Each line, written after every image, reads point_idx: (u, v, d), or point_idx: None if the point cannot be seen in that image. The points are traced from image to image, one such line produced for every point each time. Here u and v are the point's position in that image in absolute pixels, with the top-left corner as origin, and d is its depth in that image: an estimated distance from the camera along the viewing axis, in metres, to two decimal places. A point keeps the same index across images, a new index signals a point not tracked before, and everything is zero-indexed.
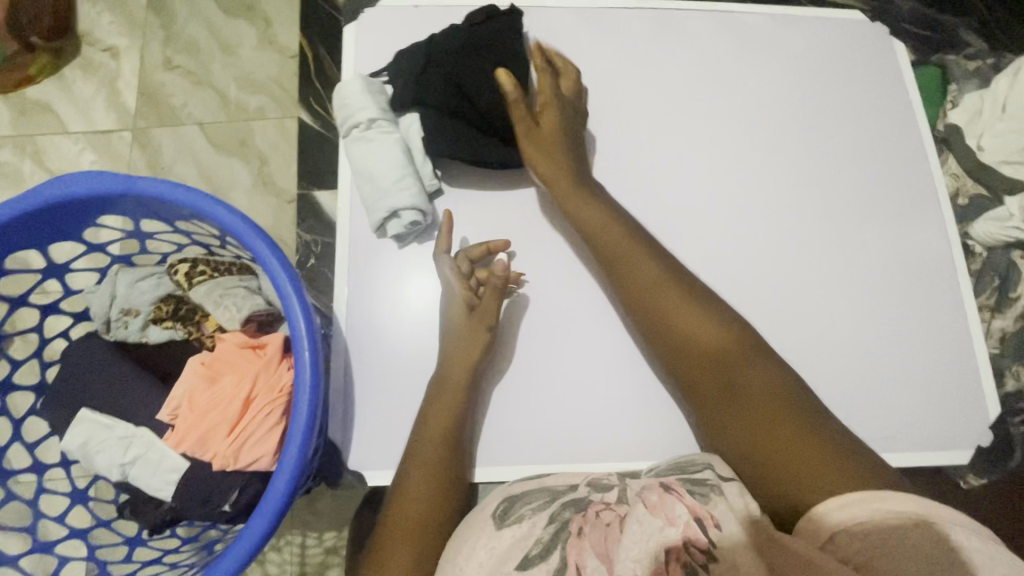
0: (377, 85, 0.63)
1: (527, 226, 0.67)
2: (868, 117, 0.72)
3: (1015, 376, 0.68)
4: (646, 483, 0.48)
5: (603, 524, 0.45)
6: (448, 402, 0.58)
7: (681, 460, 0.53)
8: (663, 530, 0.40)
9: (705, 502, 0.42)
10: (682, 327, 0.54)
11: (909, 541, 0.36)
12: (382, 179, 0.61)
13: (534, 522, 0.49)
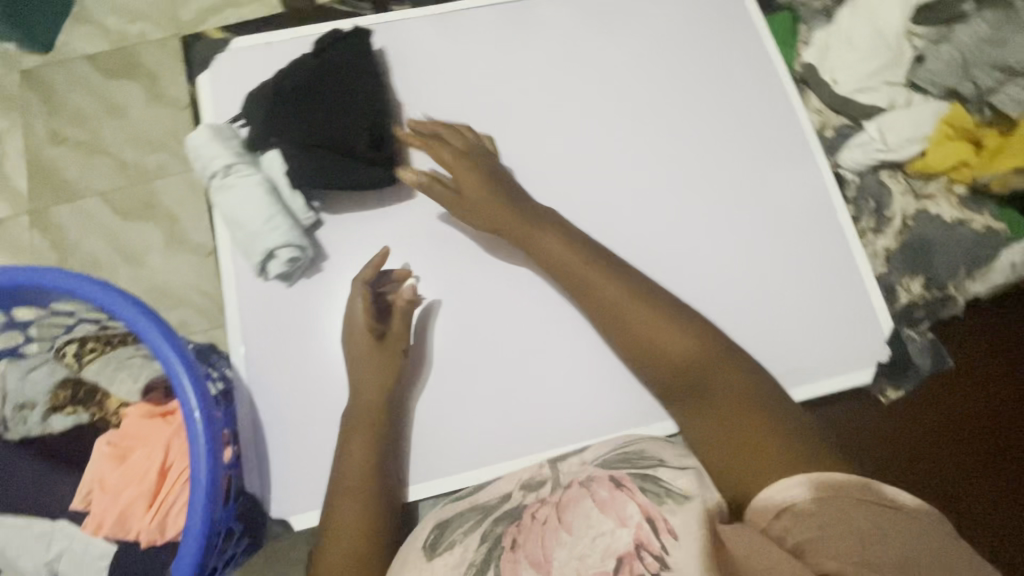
0: (228, 130, 0.63)
1: (417, 239, 0.67)
2: (728, 71, 0.75)
3: (906, 290, 0.71)
4: (597, 476, 0.48)
5: (542, 525, 0.46)
6: (363, 437, 0.57)
7: (633, 446, 0.53)
8: (616, 533, 0.41)
9: (660, 504, 0.42)
10: (657, 340, 0.53)
11: (861, 519, 0.39)
12: (250, 223, 0.60)
13: (467, 545, 0.49)
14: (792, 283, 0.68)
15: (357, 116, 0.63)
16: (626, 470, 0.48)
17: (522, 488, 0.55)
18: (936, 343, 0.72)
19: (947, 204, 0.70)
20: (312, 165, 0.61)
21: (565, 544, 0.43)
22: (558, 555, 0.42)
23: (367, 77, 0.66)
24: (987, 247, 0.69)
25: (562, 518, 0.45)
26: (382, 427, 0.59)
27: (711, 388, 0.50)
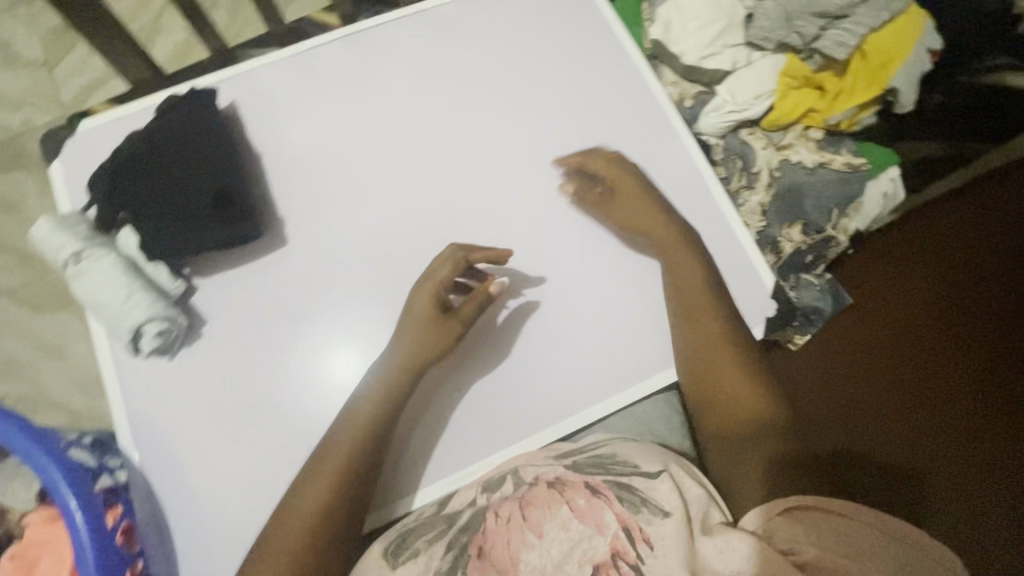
0: (74, 217, 0.62)
1: (297, 286, 0.66)
2: (581, 59, 0.75)
3: (788, 239, 0.74)
4: (569, 480, 0.56)
5: (507, 525, 0.54)
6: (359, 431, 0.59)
7: (603, 448, 0.60)
8: (593, 541, 0.51)
9: (635, 514, 0.52)
10: (732, 386, 0.62)
11: (843, 531, 0.48)
12: (111, 306, 0.59)
13: (432, 555, 0.56)
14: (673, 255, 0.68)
15: (208, 178, 0.62)
16: (600, 476, 0.56)
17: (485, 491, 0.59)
18: (835, 286, 0.80)
19: (806, 150, 0.72)
20: (163, 234, 0.60)
21: (535, 546, 0.52)
22: (528, 556, 0.51)
23: (214, 135, 0.65)
24: (851, 184, 0.72)
25: (529, 517, 0.53)
26: (384, 424, 0.59)
27: (721, 390, 0.62)
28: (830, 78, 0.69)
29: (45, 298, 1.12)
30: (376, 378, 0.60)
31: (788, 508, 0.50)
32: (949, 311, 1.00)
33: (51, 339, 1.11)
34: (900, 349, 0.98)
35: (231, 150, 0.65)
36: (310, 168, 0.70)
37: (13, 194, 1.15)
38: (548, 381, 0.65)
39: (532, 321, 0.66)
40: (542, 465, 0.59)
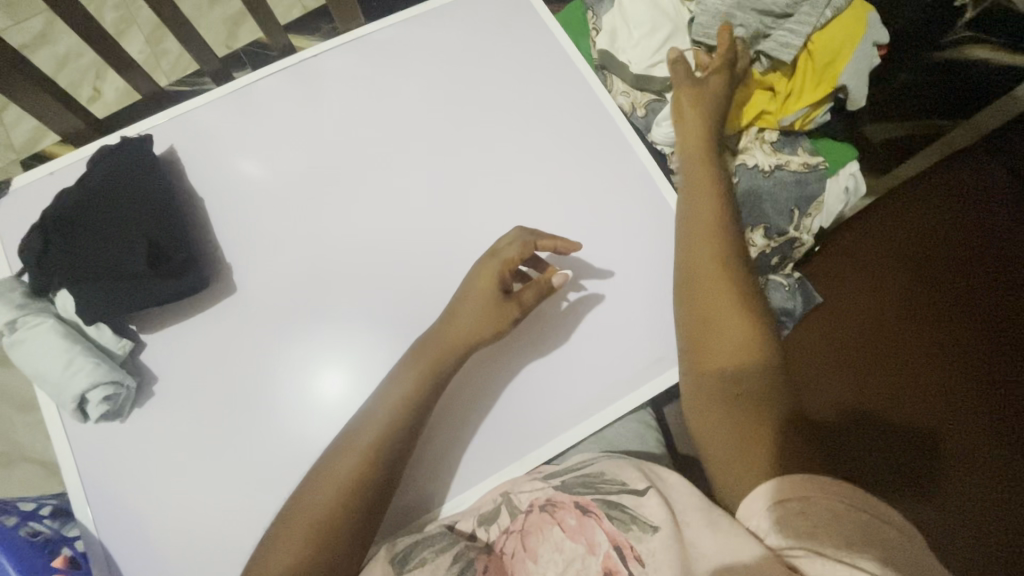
0: (7, 283, 0.59)
1: (250, 332, 0.63)
2: (529, 74, 0.74)
3: (752, 243, 0.72)
4: (560, 501, 0.57)
5: (510, 560, 0.55)
6: (376, 426, 0.57)
7: (589, 467, 0.61)
8: (587, 561, 0.53)
9: (625, 532, 0.53)
10: (727, 335, 0.59)
11: (842, 520, 0.46)
12: (53, 374, 0.57)
13: (437, 565, 0.54)
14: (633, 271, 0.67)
15: (146, 230, 0.60)
16: (590, 495, 0.57)
17: (482, 524, 0.58)
18: (805, 284, 0.79)
19: (762, 153, 0.71)
20: (100, 295, 0.58)
21: (534, 571, 0.53)
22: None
23: (151, 184, 0.63)
24: (810, 183, 0.71)
25: (528, 545, 0.55)
26: (409, 417, 0.57)
27: (733, 379, 0.57)
28: (779, 80, 0.68)
29: None
30: (395, 376, 0.59)
31: (779, 499, 0.49)
32: (993, 274, 0.89)
33: (20, 392, 1.09)
34: (942, 318, 0.88)
35: (171, 198, 0.63)
36: (257, 209, 0.68)
37: None
38: (515, 412, 0.63)
39: (501, 352, 0.65)
40: (534, 489, 0.59)
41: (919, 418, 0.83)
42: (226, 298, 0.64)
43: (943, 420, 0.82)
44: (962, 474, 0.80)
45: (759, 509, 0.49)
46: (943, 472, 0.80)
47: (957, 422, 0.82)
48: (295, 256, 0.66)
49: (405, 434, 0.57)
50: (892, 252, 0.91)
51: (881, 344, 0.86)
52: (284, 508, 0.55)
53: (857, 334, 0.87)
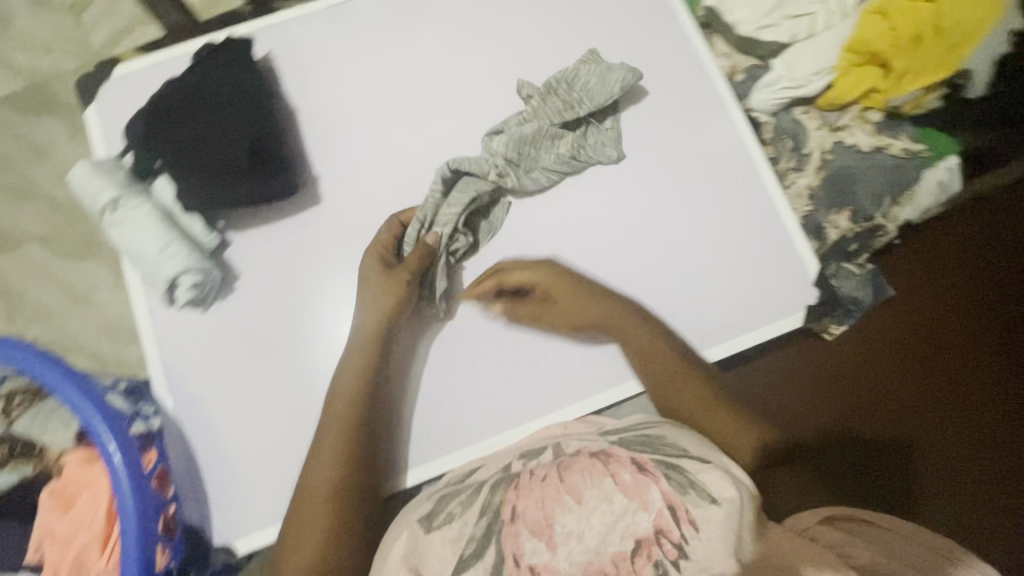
0: (110, 163, 0.61)
1: (331, 246, 0.65)
2: (631, 28, 0.72)
3: (835, 227, 0.70)
4: (617, 456, 0.53)
5: (545, 490, 0.50)
6: (337, 422, 0.59)
7: (652, 429, 0.59)
8: (638, 516, 0.48)
9: (681, 495, 0.49)
10: (666, 374, 0.61)
11: (881, 534, 0.54)
12: (149, 255, 0.60)
13: (466, 521, 0.54)
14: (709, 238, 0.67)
15: (243, 131, 0.61)
16: (648, 453, 0.54)
17: (522, 457, 0.58)
18: (876, 274, 0.72)
19: (863, 133, 0.69)
20: (204, 187, 0.60)
21: (573, 513, 0.48)
22: (564, 521, 0.48)
23: (250, 86, 0.63)
24: (906, 172, 0.69)
25: (569, 484, 0.50)
26: (364, 402, 0.60)
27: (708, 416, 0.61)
28: (899, 56, 0.64)
29: (77, 246, 1.14)
30: (343, 362, 0.61)
31: (835, 519, 0.55)
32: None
33: (82, 288, 1.13)
34: (960, 326, 0.79)
35: (266, 102, 0.63)
36: (346, 128, 0.68)
37: (45, 140, 1.16)
38: (569, 356, 0.65)
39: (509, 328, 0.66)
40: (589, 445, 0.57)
41: (944, 439, 0.77)
42: (308, 211, 0.66)
43: (968, 432, 0.77)
44: (995, 481, 0.76)
45: (809, 521, 0.56)
46: (975, 485, 0.76)
47: (982, 428, 0.77)
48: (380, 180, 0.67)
49: (359, 421, 0.59)
50: (917, 257, 0.79)
51: (899, 377, 0.77)
52: (292, 506, 0.57)
53: (873, 371, 0.77)
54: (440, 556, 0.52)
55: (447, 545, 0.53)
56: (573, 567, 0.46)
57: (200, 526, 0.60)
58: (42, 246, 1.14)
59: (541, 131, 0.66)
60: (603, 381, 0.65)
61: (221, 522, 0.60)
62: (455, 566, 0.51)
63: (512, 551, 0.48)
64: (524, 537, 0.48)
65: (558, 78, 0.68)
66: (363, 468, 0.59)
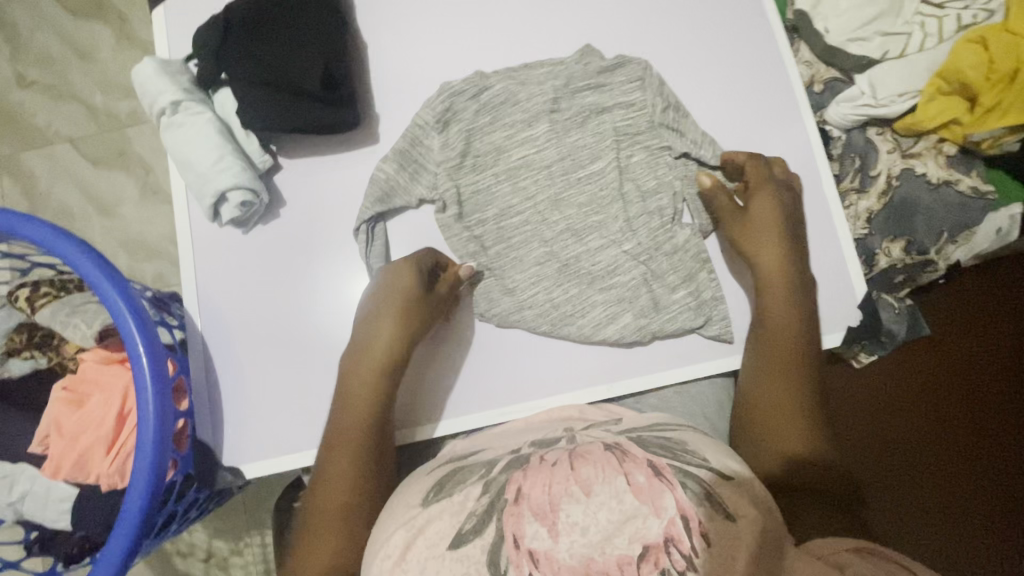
0: (176, 65, 0.61)
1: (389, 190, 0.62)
2: (720, 6, 0.67)
3: (887, 254, 0.69)
4: (633, 454, 0.43)
5: (553, 473, 0.42)
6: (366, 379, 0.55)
7: (670, 434, 0.48)
8: (646, 521, 0.39)
9: (697, 508, 0.40)
10: (774, 310, 0.56)
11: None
12: (200, 163, 0.59)
13: (468, 493, 0.44)
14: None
15: (311, 54, 0.59)
16: (666, 459, 0.43)
17: (532, 444, 0.49)
18: (914, 311, 0.72)
19: (934, 164, 0.67)
20: (262, 102, 0.58)
21: (581, 504, 0.40)
22: (570, 508, 0.39)
23: (322, 7, 0.61)
24: (972, 211, 0.67)
25: (578, 472, 0.41)
26: (389, 367, 0.56)
27: (771, 378, 0.54)
28: (989, 92, 0.63)
29: (105, 153, 1.12)
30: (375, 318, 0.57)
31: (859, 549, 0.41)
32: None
33: (102, 196, 1.11)
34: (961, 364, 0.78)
35: (339, 28, 0.61)
36: (409, 69, 0.66)
37: (89, 41, 1.13)
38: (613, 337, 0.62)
39: None
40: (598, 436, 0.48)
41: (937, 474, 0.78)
42: (363, 147, 0.64)
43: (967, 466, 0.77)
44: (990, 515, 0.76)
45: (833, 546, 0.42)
46: (968, 524, 0.76)
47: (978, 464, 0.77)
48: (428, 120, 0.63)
49: (388, 384, 0.55)
50: (950, 295, 0.78)
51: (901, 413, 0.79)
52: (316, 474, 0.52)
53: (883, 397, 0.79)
54: (435, 528, 0.43)
55: (443, 518, 0.43)
56: (575, 563, 0.38)
57: (211, 446, 0.60)
58: (72, 148, 1.12)
59: (488, 157, 0.63)
60: (629, 369, 0.61)
61: (232, 443, 0.60)
62: (448, 542, 0.42)
63: (507, 535, 0.40)
64: (526, 525, 0.40)
65: (543, 98, 0.64)
66: (373, 451, 0.52)
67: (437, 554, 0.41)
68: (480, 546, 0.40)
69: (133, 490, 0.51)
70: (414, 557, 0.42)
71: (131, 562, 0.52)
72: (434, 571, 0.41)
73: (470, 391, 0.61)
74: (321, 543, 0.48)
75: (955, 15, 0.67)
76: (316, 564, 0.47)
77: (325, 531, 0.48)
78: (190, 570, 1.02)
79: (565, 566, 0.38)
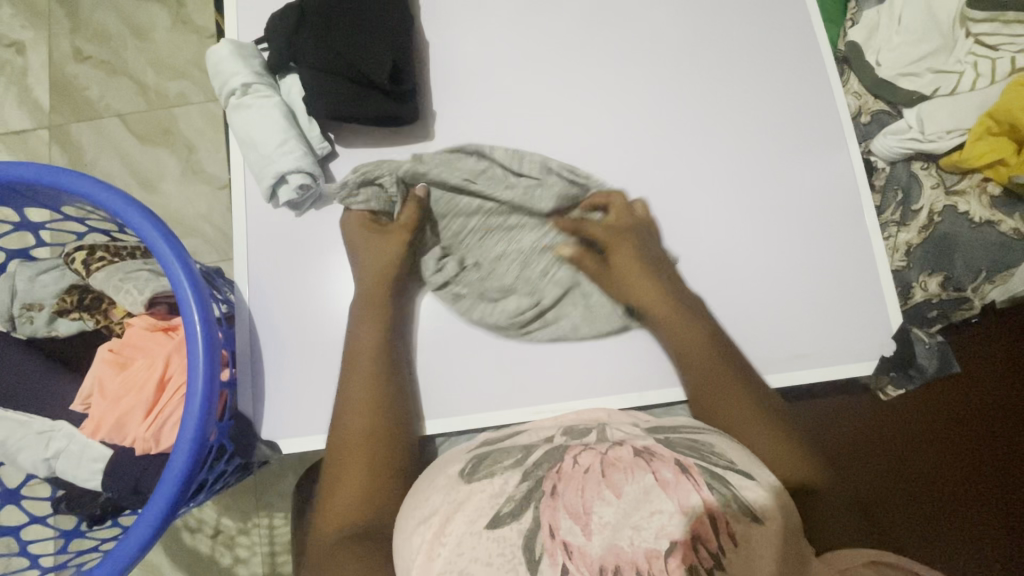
0: (249, 49, 0.64)
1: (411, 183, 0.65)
2: (774, 31, 0.68)
3: (923, 288, 0.69)
4: (659, 453, 0.44)
5: (583, 474, 0.43)
6: (370, 361, 0.58)
7: (697, 436, 0.49)
8: (671, 518, 0.40)
9: (723, 506, 0.41)
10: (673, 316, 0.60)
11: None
12: (264, 145, 0.61)
13: (505, 479, 0.45)
14: (774, 263, 0.64)
15: (379, 49, 0.61)
16: (693, 458, 0.44)
17: (564, 434, 0.50)
18: (945, 348, 0.69)
19: (978, 203, 0.67)
20: (330, 90, 0.61)
21: (611, 505, 0.41)
22: (602, 510, 0.40)
23: (391, 4, 0.63)
24: (1013, 251, 0.67)
25: (608, 475, 0.42)
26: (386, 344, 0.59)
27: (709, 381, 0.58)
28: None
29: (153, 131, 1.15)
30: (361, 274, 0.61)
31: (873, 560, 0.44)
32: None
33: (146, 172, 1.14)
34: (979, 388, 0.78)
35: (406, 26, 0.64)
36: (467, 70, 0.68)
37: (146, 22, 1.17)
38: (645, 346, 0.63)
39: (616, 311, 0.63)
40: (629, 432, 0.50)
41: (954, 504, 0.76)
42: (416, 142, 0.66)
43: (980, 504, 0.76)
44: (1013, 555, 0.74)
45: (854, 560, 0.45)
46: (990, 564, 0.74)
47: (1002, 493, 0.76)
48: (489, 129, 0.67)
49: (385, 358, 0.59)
50: (982, 335, 0.78)
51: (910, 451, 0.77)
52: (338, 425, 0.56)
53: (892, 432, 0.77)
54: (473, 504, 0.44)
55: (481, 495, 0.44)
56: (605, 554, 0.39)
57: (250, 419, 0.61)
58: (121, 123, 1.16)
59: (530, 163, 0.66)
60: (661, 379, 0.62)
61: (268, 419, 0.61)
62: (485, 521, 0.42)
63: (542, 524, 0.41)
64: (559, 522, 0.40)
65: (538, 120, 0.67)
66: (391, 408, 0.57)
67: (474, 531, 0.42)
68: (516, 529, 0.41)
69: (177, 454, 0.53)
70: (453, 529, 0.42)
71: (166, 525, 0.54)
72: (469, 546, 0.41)
73: (492, 392, 0.62)
74: (344, 494, 0.52)
75: (1010, 57, 0.68)
76: (340, 494, 0.52)
77: (348, 470, 0.53)
78: (195, 546, 1.03)
79: (597, 558, 0.39)
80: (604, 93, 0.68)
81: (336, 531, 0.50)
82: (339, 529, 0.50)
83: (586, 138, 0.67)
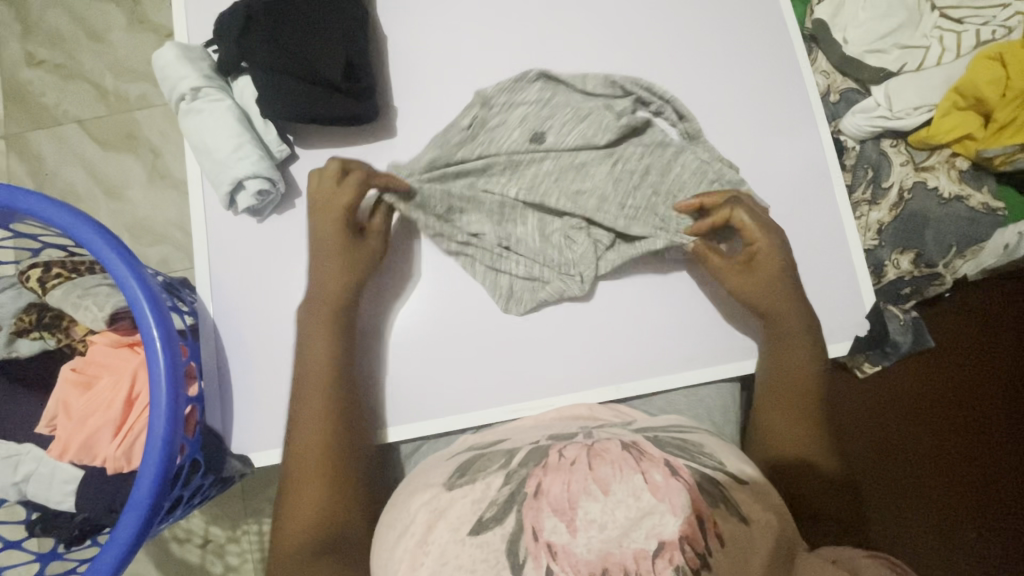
0: (198, 51, 0.61)
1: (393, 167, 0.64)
2: (739, 12, 0.67)
3: (895, 266, 0.69)
4: (650, 454, 0.43)
5: (570, 468, 0.41)
6: (321, 372, 0.55)
7: (687, 436, 0.48)
8: (664, 518, 0.38)
9: (713, 508, 0.40)
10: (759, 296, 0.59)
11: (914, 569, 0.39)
12: (218, 150, 0.59)
13: (490, 482, 0.44)
14: None
15: (333, 45, 0.59)
16: (682, 459, 0.43)
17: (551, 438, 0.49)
18: (919, 323, 0.73)
19: (947, 178, 0.68)
20: (281, 90, 0.59)
21: (598, 501, 0.39)
22: (588, 506, 0.38)
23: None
24: (980, 225, 0.67)
25: (595, 469, 0.40)
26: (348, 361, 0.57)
27: (781, 361, 0.58)
28: (1004, 108, 0.64)
29: (114, 136, 1.11)
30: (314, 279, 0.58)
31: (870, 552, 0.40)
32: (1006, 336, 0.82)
33: (110, 179, 1.10)
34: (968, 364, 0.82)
35: (361, 20, 0.61)
36: (430, 64, 0.66)
37: (101, 24, 1.13)
38: (619, 340, 0.62)
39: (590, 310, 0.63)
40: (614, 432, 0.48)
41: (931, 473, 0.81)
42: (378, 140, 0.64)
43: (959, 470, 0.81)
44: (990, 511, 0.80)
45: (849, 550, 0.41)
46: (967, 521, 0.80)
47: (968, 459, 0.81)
48: (452, 139, 0.62)
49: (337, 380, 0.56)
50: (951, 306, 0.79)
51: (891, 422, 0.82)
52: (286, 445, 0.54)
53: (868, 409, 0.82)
54: (456, 512, 0.43)
55: (463, 503, 0.43)
56: (593, 558, 0.37)
57: (220, 434, 0.60)
58: (81, 129, 1.12)
59: (557, 105, 0.63)
60: (637, 372, 0.61)
61: (240, 433, 0.60)
62: (469, 527, 0.41)
63: (526, 526, 0.40)
64: (543, 519, 0.39)
65: (529, 108, 0.63)
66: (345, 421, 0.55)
67: (459, 539, 0.41)
68: (499, 534, 0.40)
69: (145, 474, 0.51)
70: (438, 537, 0.42)
71: (138, 547, 0.52)
72: (454, 554, 0.40)
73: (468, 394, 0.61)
74: (305, 506, 0.51)
75: (974, 30, 0.68)
76: (300, 516, 0.50)
77: (302, 485, 0.52)
78: (186, 556, 1.02)
79: (583, 560, 0.37)
80: (559, 95, 0.64)
81: (296, 540, 0.49)
82: (297, 547, 0.49)
83: (552, 146, 0.62)
